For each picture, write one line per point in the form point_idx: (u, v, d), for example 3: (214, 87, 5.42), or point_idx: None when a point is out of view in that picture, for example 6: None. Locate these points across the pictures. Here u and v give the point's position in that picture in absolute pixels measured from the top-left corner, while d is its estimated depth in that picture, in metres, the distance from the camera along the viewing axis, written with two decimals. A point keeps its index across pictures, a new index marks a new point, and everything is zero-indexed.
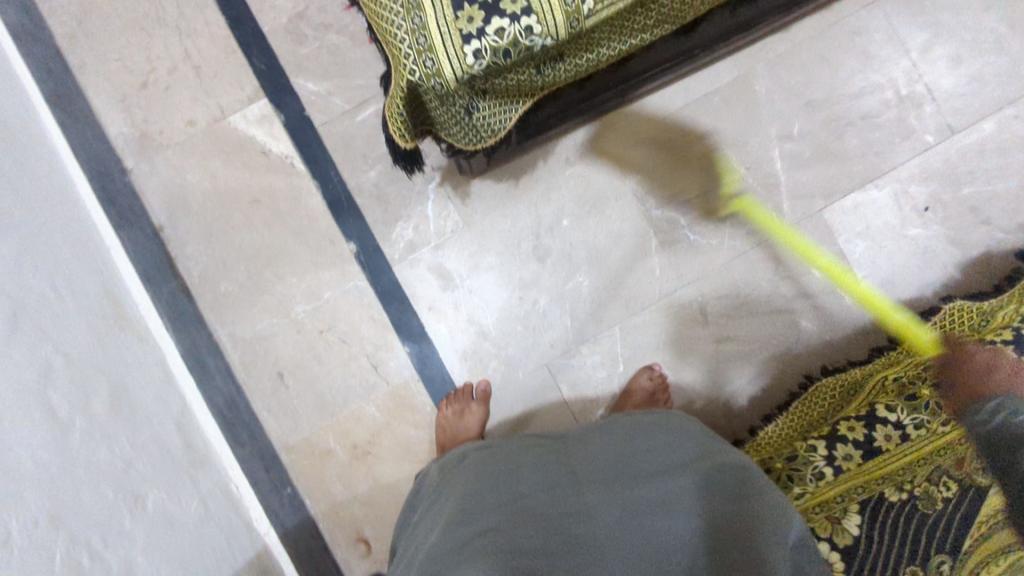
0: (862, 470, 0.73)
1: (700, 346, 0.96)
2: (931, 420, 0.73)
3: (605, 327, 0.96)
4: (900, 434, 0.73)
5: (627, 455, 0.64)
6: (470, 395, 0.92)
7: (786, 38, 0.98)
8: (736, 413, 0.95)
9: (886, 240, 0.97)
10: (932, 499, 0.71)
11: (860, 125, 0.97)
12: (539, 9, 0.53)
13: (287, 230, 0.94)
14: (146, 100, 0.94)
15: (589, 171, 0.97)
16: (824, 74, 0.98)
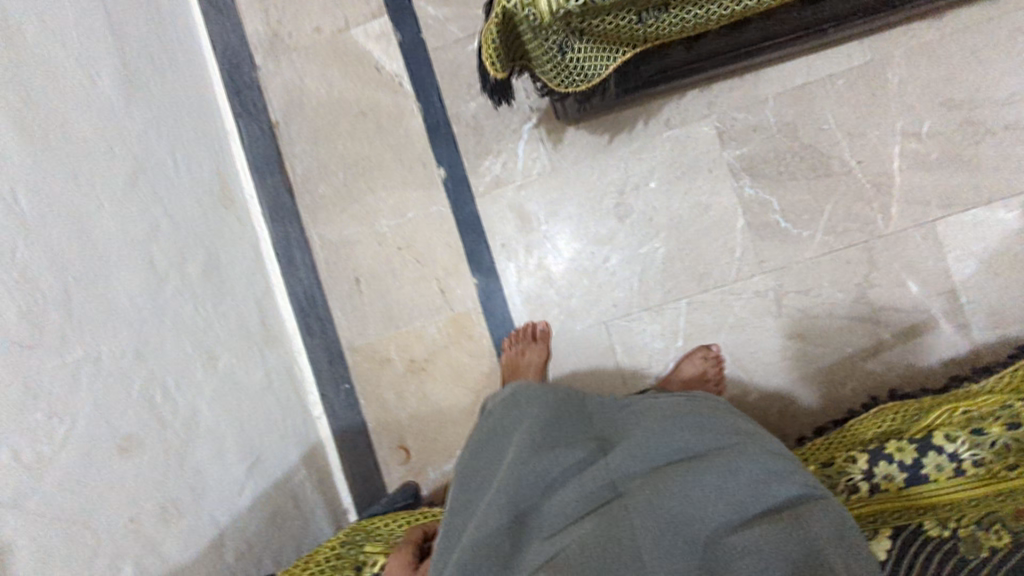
0: (901, 494, 0.66)
1: (767, 337, 0.93)
2: (995, 461, 0.63)
3: (672, 299, 0.95)
4: (953, 467, 0.64)
5: (680, 438, 0.58)
6: (532, 335, 0.94)
7: (935, 25, 0.89)
8: (790, 414, 0.92)
9: (1001, 266, 0.88)
10: (976, 545, 0.58)
11: (1001, 135, 0.88)
12: None
13: (385, 145, 0.99)
14: (282, 3, 1.01)
15: (689, 137, 0.94)
16: (970, 72, 0.89)
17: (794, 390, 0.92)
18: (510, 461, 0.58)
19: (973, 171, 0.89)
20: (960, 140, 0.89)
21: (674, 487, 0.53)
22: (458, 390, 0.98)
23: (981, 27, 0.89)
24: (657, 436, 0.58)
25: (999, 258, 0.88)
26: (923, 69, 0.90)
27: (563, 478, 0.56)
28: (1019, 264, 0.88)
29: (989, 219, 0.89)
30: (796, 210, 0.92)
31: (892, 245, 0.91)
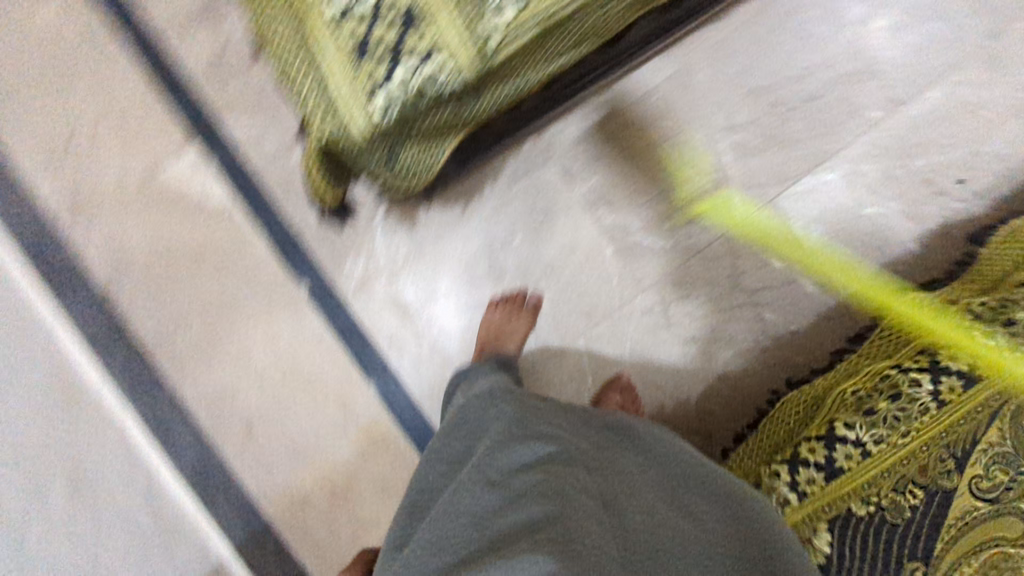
0: (827, 491, 0.64)
1: (666, 349, 0.96)
2: (891, 435, 0.64)
3: (571, 341, 0.96)
4: (860, 452, 0.64)
5: (667, 468, 0.62)
6: (520, 304, 0.92)
7: (720, 25, 0.96)
8: (710, 413, 0.95)
9: (842, 221, 0.96)
10: (899, 508, 0.63)
11: (804, 108, 0.96)
12: (439, 52, 0.55)
13: (236, 278, 0.92)
14: (71, 159, 0.90)
15: (538, 183, 0.95)
16: (763, 59, 0.96)
17: (705, 389, 0.95)
18: (499, 440, 0.59)
19: (794, 145, 0.96)
20: (773, 121, 0.96)
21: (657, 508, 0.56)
22: (391, 501, 0.93)
23: (758, 16, 0.97)
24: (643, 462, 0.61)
25: (838, 217, 0.96)
26: (723, 65, 0.96)
27: (556, 461, 0.56)
28: (855, 217, 0.96)
29: (817, 184, 0.97)
30: (655, 224, 0.96)
31: (748, 230, 0.96)
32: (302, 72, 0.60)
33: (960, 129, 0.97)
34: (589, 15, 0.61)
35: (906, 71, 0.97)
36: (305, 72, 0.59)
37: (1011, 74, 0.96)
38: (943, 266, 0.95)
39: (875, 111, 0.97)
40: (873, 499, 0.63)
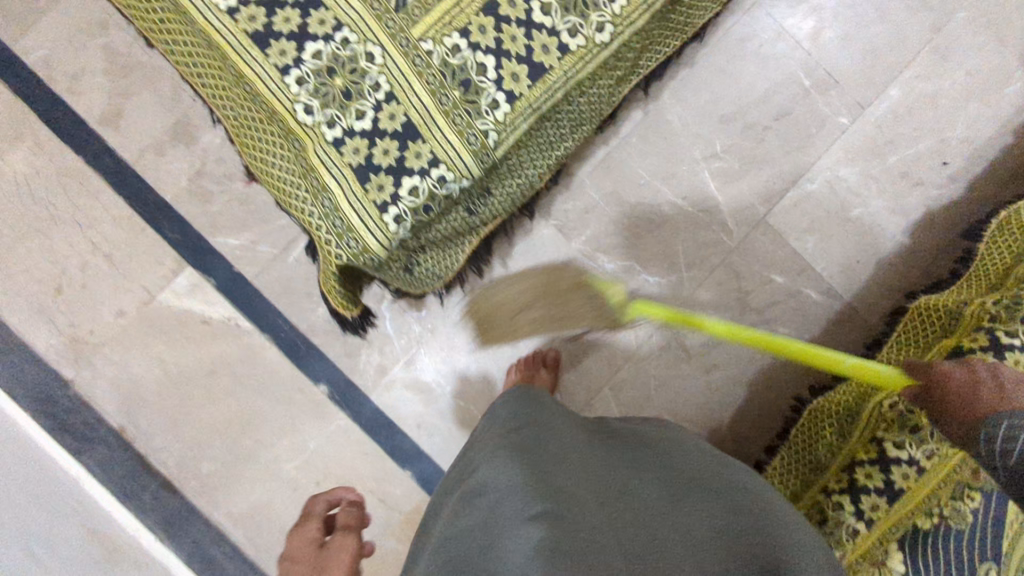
0: (892, 513, 0.67)
1: (690, 382, 0.96)
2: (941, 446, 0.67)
3: (594, 391, 0.97)
4: (915, 469, 0.67)
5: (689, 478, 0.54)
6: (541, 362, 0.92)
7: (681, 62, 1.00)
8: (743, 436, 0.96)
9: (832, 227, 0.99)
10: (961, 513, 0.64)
11: (776, 126, 1.00)
12: (444, 159, 0.58)
13: (252, 392, 0.90)
14: (66, 304, 0.88)
15: (535, 243, 0.97)
16: (728, 87, 1.00)
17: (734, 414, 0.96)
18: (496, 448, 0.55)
19: (772, 162, 0.99)
20: (749, 143, 1.00)
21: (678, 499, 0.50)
22: None
23: (717, 48, 1.01)
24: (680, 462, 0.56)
25: (828, 224, 0.99)
26: (691, 99, 1.00)
27: (562, 445, 0.55)
28: (844, 220, 0.99)
29: (802, 196, 0.99)
30: (655, 262, 0.98)
31: (745, 251, 0.98)
32: (303, 195, 0.58)
33: (926, 121, 1.00)
34: (576, 100, 0.66)
35: (864, 75, 1.01)
36: (306, 194, 0.58)
37: (966, 61, 1.00)
38: (935, 253, 0.98)
39: (843, 119, 1.00)
40: (934, 510, 0.65)
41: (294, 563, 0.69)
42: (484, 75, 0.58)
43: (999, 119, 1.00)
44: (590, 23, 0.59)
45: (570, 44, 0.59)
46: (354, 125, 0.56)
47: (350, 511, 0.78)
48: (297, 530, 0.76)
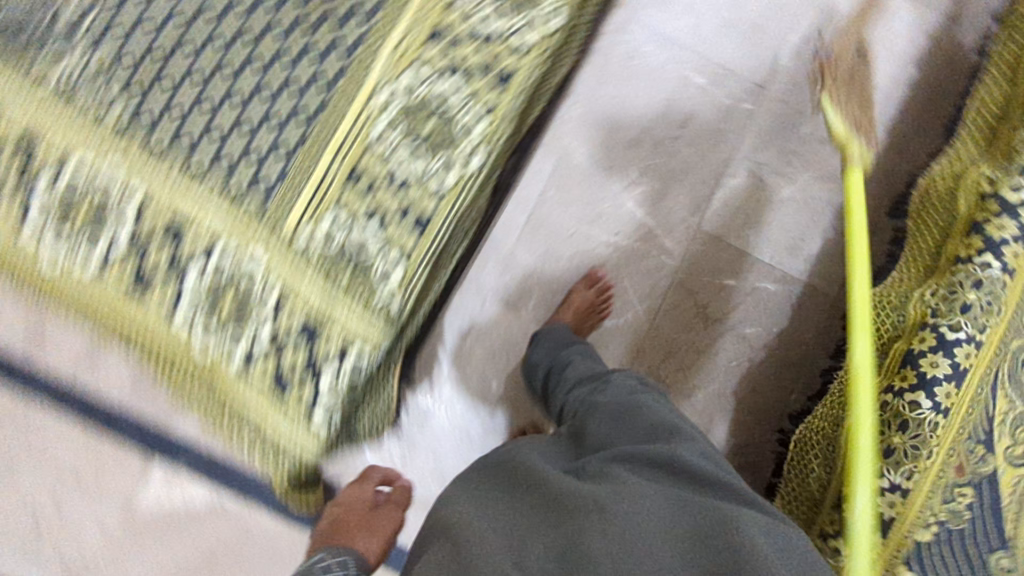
0: (888, 542, 0.61)
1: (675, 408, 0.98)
2: (917, 462, 0.60)
3: None
4: (897, 493, 0.61)
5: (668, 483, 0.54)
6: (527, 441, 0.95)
7: (576, 97, 0.99)
8: (747, 450, 0.99)
9: (768, 216, 1.01)
10: (956, 513, 0.61)
11: (685, 133, 1.00)
12: (354, 342, 0.64)
13: (257, 562, 0.89)
14: (48, 539, 0.87)
15: (488, 325, 0.96)
16: (627, 108, 1.00)
17: (732, 429, 0.99)
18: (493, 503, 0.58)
19: (692, 173, 1.00)
20: (663, 158, 1.00)
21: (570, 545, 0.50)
22: None
23: (603, 76, 1.00)
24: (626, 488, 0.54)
25: (761, 214, 1.01)
26: (597, 133, 0.99)
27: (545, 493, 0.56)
28: (775, 205, 1.01)
29: (730, 195, 1.01)
30: (608, 304, 0.99)
31: (693, 269, 1.00)
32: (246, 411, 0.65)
33: None
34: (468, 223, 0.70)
35: (753, 58, 1.01)
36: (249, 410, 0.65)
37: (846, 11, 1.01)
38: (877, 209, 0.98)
39: (746, 106, 1.01)
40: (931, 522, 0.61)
41: (347, 511, 0.84)
42: (370, 228, 0.64)
43: (896, 55, 1.00)
44: (461, 154, 0.65)
45: (448, 179, 0.65)
46: (251, 349, 0.63)
47: (401, 491, 0.88)
48: (353, 485, 0.88)
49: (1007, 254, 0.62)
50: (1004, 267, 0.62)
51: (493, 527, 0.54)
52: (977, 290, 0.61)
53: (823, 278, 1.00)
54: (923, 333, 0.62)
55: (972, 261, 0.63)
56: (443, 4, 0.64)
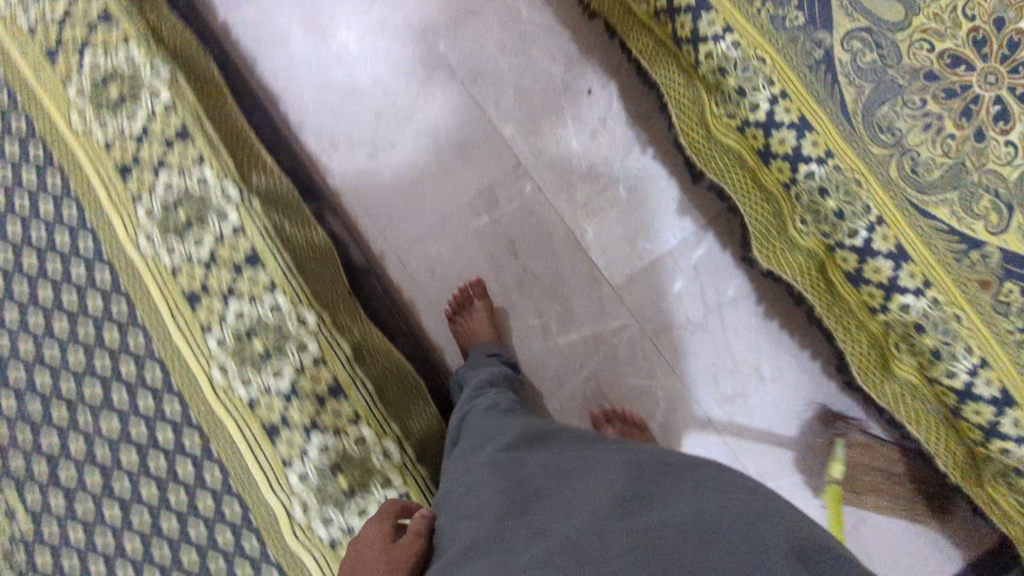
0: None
1: (761, 393, 1.00)
2: (959, 326, 0.59)
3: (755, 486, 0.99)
4: (976, 372, 0.59)
5: (685, 491, 0.53)
6: None
7: (440, 333, 1.03)
8: (838, 359, 1.01)
9: (637, 219, 1.02)
10: None
11: (525, 254, 1.03)
12: None
13: None
14: None
15: None
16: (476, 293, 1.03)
17: (813, 350, 1.00)
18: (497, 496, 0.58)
19: (564, 266, 1.02)
20: (537, 285, 1.02)
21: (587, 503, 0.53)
22: None
23: (438, 298, 1.03)
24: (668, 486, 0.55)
25: (631, 222, 1.02)
26: None
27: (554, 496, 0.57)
28: (630, 206, 1.02)
29: (601, 243, 1.02)
30: (640, 403, 1.00)
31: (649, 312, 1.01)
32: None
33: (544, 104, 1.04)
34: None
35: (491, 159, 1.04)
36: None
37: (494, 59, 1.05)
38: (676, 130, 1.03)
39: (529, 186, 1.03)
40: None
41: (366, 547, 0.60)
42: None
43: (554, 33, 1.05)
44: None
45: None
46: None
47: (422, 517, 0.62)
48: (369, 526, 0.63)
49: (809, 152, 0.61)
50: (821, 160, 0.61)
51: (521, 513, 0.56)
52: (830, 197, 0.62)
53: (715, 201, 1.02)
54: (849, 258, 0.64)
55: (799, 180, 0.63)
56: (284, 519, 0.70)
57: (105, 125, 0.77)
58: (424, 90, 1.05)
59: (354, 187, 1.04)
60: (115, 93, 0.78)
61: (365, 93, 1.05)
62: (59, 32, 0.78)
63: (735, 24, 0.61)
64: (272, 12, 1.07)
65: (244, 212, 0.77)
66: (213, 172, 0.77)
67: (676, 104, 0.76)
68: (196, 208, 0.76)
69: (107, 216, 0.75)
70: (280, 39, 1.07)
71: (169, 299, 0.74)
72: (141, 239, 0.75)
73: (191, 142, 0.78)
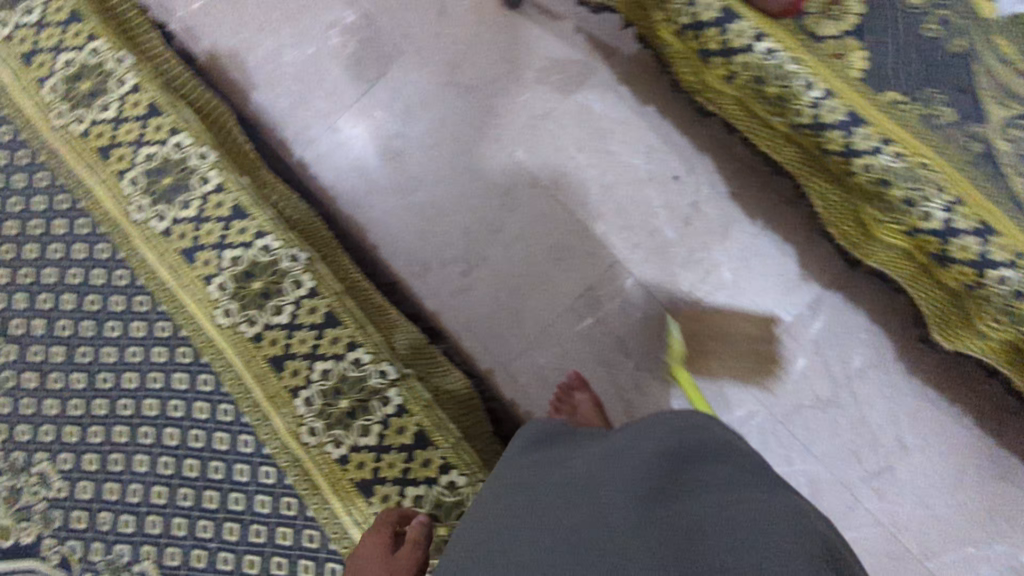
0: None
1: (913, 466, 0.94)
2: None
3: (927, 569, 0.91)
4: None
5: (693, 491, 0.52)
6: None
7: None
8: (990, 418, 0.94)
9: (747, 300, 0.99)
10: None
11: (637, 351, 1.00)
12: None
13: None
14: None
15: None
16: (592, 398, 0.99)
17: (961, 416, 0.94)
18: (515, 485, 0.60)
19: (678, 357, 0.99)
20: (655, 381, 0.99)
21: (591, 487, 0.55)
22: None
23: None
24: (677, 477, 0.55)
25: (740, 304, 0.99)
26: None
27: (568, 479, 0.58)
28: (737, 288, 0.99)
29: (713, 329, 0.99)
30: None
31: (774, 395, 0.97)
32: None
33: (631, 195, 1.03)
34: None
35: (587, 260, 1.02)
36: None
37: (574, 159, 1.04)
38: (771, 205, 1.00)
39: (630, 281, 1.01)
40: None
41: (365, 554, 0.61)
42: None
43: (629, 125, 1.04)
44: None
45: None
46: None
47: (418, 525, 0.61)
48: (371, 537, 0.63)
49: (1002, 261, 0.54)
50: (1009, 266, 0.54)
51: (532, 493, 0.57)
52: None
53: (826, 271, 0.98)
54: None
55: (987, 283, 0.56)
56: None
57: (253, 322, 0.73)
58: (508, 200, 1.05)
59: (453, 305, 1.03)
60: (258, 285, 0.74)
61: (450, 210, 1.05)
62: (198, 230, 0.75)
63: (892, 136, 0.57)
64: (347, 144, 1.08)
65: (403, 390, 0.72)
66: (368, 353, 0.73)
67: (821, 201, 0.73)
68: (360, 394, 0.71)
69: (270, 417, 0.71)
70: (358, 168, 1.08)
71: (342, 493, 0.69)
72: (307, 435, 0.70)
73: (339, 327, 0.73)
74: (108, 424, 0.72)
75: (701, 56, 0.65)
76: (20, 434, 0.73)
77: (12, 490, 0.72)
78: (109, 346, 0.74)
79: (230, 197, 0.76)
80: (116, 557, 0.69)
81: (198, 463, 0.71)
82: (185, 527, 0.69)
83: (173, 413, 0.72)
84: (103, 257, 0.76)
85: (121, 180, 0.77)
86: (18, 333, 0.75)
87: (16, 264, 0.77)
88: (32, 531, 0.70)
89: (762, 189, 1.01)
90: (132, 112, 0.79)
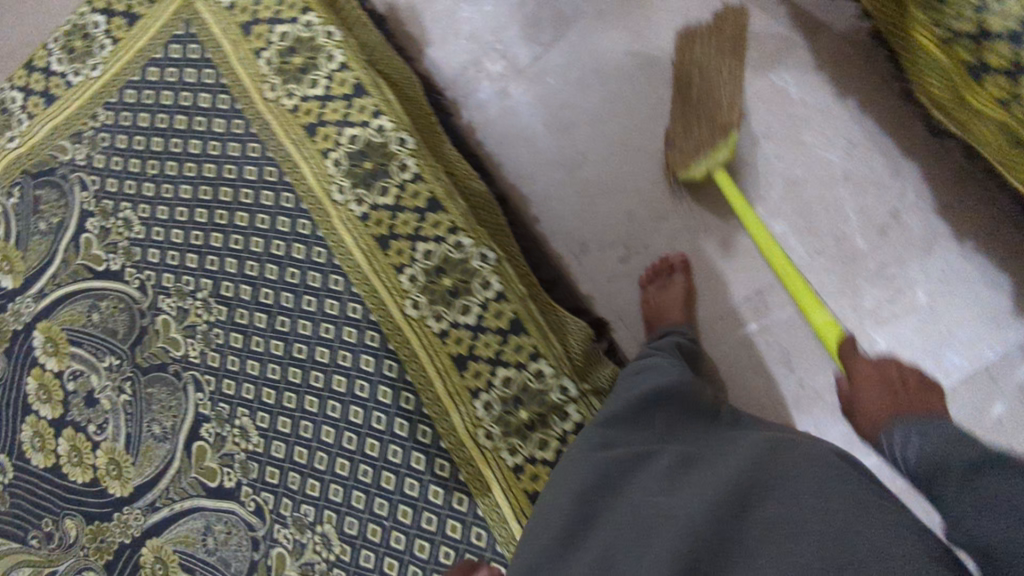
0: None
1: None
2: None
3: None
4: None
5: (789, 498, 0.53)
6: None
7: None
8: None
9: (942, 329, 0.88)
10: None
11: (806, 365, 0.92)
12: None
13: None
14: None
15: None
16: (749, 406, 0.93)
17: None
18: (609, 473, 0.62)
19: None
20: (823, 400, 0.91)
21: (697, 475, 0.59)
22: None
23: None
24: (795, 503, 0.53)
25: (935, 330, 0.88)
26: None
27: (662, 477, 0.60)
28: (932, 311, 0.89)
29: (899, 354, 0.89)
30: None
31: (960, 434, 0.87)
32: None
33: (821, 195, 0.93)
34: None
35: (759, 261, 0.95)
36: None
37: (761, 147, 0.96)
38: (986, 222, 0.88)
39: None
40: None
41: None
42: None
43: (831, 117, 0.94)
44: None
45: None
46: None
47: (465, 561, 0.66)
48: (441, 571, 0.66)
49: None
50: None
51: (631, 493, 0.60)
52: None
53: None
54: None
55: None
56: None
57: (440, 318, 0.76)
58: (681, 185, 0.98)
59: (606, 292, 1.00)
60: (447, 282, 0.76)
61: (614, 191, 1.01)
62: (392, 219, 0.78)
63: None
64: (517, 110, 1.06)
65: (582, 407, 0.75)
66: (550, 366, 0.75)
67: None
68: (540, 407, 0.74)
69: (448, 413, 0.74)
70: (525, 137, 1.05)
71: (515, 501, 0.72)
72: (483, 434, 0.74)
73: (525, 335, 0.75)
74: (300, 393, 0.76)
75: (973, 74, 0.59)
76: (227, 387, 0.78)
77: (217, 436, 0.77)
78: (304, 319, 0.77)
79: (424, 188, 0.78)
80: (301, 516, 0.74)
81: (380, 444, 0.74)
82: (364, 501, 0.73)
83: (359, 392, 0.75)
84: (304, 232, 0.79)
85: (325, 157, 0.80)
86: (228, 294, 0.80)
87: (229, 227, 0.80)
88: (231, 480, 0.76)
89: (979, 202, 0.89)
90: (341, 91, 0.80)
